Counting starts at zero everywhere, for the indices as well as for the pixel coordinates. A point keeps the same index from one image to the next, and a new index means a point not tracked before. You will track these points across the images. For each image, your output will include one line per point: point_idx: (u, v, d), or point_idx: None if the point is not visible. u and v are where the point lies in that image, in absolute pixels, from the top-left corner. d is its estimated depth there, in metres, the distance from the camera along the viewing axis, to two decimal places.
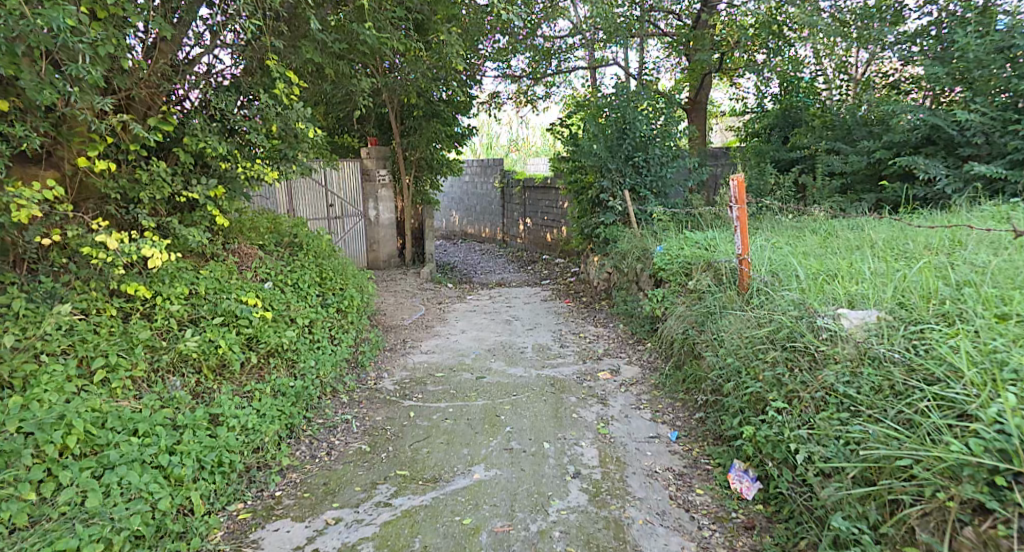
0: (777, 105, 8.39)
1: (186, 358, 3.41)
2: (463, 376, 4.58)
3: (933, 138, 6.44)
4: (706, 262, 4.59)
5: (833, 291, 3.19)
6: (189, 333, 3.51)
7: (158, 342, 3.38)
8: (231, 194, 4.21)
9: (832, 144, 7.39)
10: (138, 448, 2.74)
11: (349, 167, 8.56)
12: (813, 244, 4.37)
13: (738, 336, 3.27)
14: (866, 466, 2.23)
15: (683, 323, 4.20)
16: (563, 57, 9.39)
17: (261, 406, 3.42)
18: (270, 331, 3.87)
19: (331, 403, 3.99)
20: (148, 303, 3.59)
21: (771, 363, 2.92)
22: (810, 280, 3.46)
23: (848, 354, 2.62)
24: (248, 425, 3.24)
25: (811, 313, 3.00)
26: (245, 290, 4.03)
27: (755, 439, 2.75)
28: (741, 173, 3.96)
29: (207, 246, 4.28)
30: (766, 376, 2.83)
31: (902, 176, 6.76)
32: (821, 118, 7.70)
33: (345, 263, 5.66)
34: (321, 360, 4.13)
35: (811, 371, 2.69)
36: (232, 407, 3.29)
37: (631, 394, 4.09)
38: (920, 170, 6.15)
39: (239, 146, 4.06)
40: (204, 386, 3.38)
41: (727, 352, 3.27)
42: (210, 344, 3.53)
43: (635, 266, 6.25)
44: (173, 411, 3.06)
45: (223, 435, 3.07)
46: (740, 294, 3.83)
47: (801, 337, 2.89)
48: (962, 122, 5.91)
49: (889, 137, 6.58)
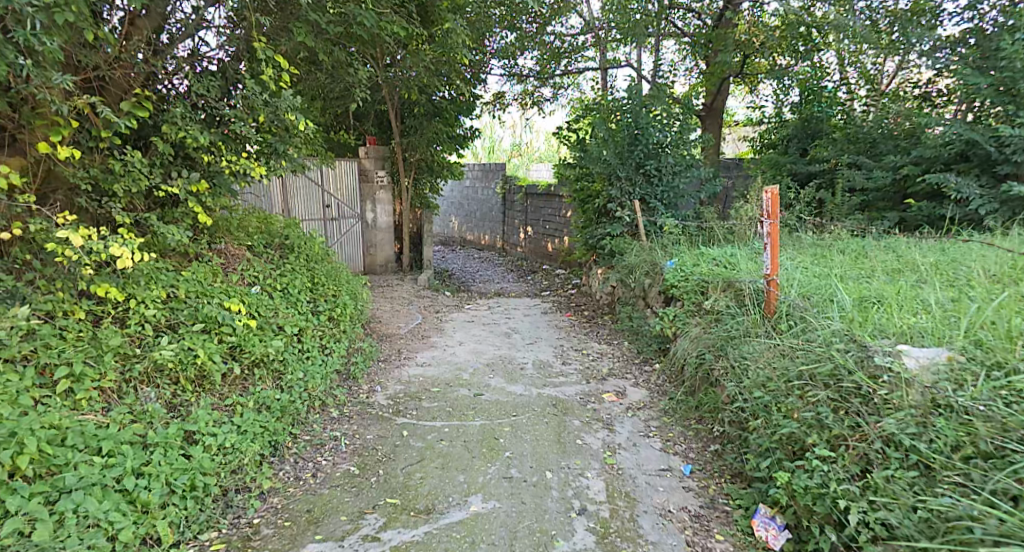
0: (797, 115, 8.20)
1: (162, 368, 3.07)
2: (460, 392, 4.29)
3: (967, 155, 6.29)
4: (726, 282, 4.30)
5: (881, 322, 2.91)
6: (166, 341, 3.16)
7: (131, 349, 3.04)
8: (216, 190, 3.90)
9: (856, 157, 7.25)
10: (100, 471, 2.43)
11: (345, 167, 8.26)
12: (845, 267, 4.12)
13: (768, 368, 2.98)
14: (954, 545, 1.95)
15: (699, 346, 3.93)
16: (570, 58, 9.17)
17: (241, 423, 3.09)
18: (254, 341, 3.51)
19: (318, 419, 3.68)
20: (121, 307, 3.24)
21: (810, 402, 2.64)
22: (850, 308, 3.19)
23: (914, 402, 2.34)
24: (226, 444, 2.92)
25: (860, 345, 2.72)
26: (229, 296, 3.69)
27: (789, 487, 2.44)
28: (776, 186, 3.67)
29: (191, 246, 3.97)
30: (804, 415, 2.55)
31: (930, 194, 6.68)
32: (844, 131, 7.52)
33: (338, 267, 5.37)
34: (310, 373, 3.83)
35: (866, 417, 2.40)
36: (211, 424, 2.98)
37: (639, 419, 3.79)
38: (951, 189, 6.06)
39: (225, 137, 3.79)
40: (180, 398, 3.04)
41: (754, 384, 2.98)
42: (189, 354, 3.17)
43: (643, 280, 6.00)
44: (144, 428, 2.74)
45: (198, 455, 2.75)
46: (764, 318, 3.60)
47: (848, 373, 2.61)
48: (1003, 138, 5.77)
49: (917, 152, 6.48)
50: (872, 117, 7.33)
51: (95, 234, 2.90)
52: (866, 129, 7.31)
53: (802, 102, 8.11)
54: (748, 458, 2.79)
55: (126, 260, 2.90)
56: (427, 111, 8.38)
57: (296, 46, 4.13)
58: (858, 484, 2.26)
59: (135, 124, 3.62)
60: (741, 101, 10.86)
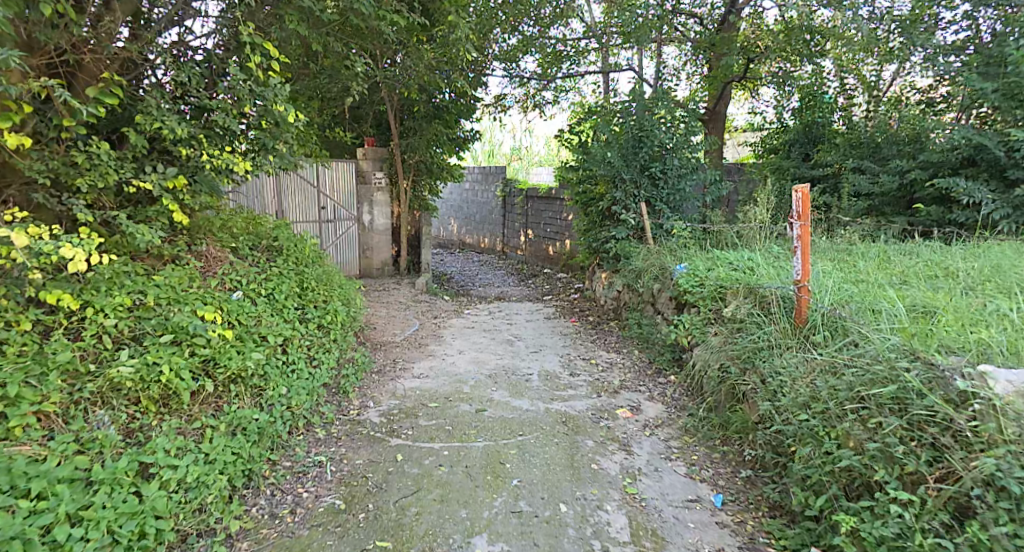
0: (797, 121, 7.91)
1: (118, 387, 2.69)
2: (461, 408, 3.96)
3: (974, 160, 6.09)
4: (748, 287, 3.94)
5: (945, 338, 2.58)
6: (125, 356, 2.79)
7: (82, 366, 2.68)
8: (194, 187, 3.54)
9: (859, 162, 7.06)
10: (21, 521, 2.05)
11: (342, 168, 7.95)
12: (879, 273, 3.81)
13: (811, 390, 2.67)
14: None
15: (721, 358, 3.60)
16: (574, 62, 8.79)
17: (209, 450, 2.73)
18: (228, 354, 3.13)
19: (302, 440, 3.35)
20: (75, 317, 2.89)
21: (872, 430, 2.32)
22: (898, 320, 2.86)
23: (1013, 436, 2.02)
24: (187, 479, 2.55)
25: (927, 364, 2.38)
26: (204, 303, 3.30)
27: (855, 535, 2.14)
28: (806, 183, 3.33)
29: (167, 248, 3.64)
30: (869, 447, 2.23)
31: (937, 200, 6.44)
32: (846, 135, 7.32)
33: (330, 271, 5.05)
34: (296, 388, 3.48)
35: (951, 454, 2.08)
36: (175, 450, 2.63)
37: (658, 439, 3.46)
38: (961, 193, 5.84)
39: (204, 128, 3.43)
40: (140, 423, 2.67)
41: (797, 407, 2.67)
42: (151, 370, 2.80)
43: (652, 285, 5.66)
44: (90, 461, 2.38)
45: (150, 495, 2.38)
46: (794, 328, 3.25)
47: (918, 396, 2.28)
48: (1014, 143, 5.58)
49: (924, 157, 6.28)
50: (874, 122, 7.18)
51: (45, 233, 2.54)
52: (867, 137, 7.11)
53: (800, 107, 7.83)
54: (792, 493, 2.50)
55: (79, 261, 2.57)
56: (427, 113, 8.09)
57: (286, 33, 3.81)
58: (953, 540, 1.95)
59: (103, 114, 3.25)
60: (744, 105, 10.63)
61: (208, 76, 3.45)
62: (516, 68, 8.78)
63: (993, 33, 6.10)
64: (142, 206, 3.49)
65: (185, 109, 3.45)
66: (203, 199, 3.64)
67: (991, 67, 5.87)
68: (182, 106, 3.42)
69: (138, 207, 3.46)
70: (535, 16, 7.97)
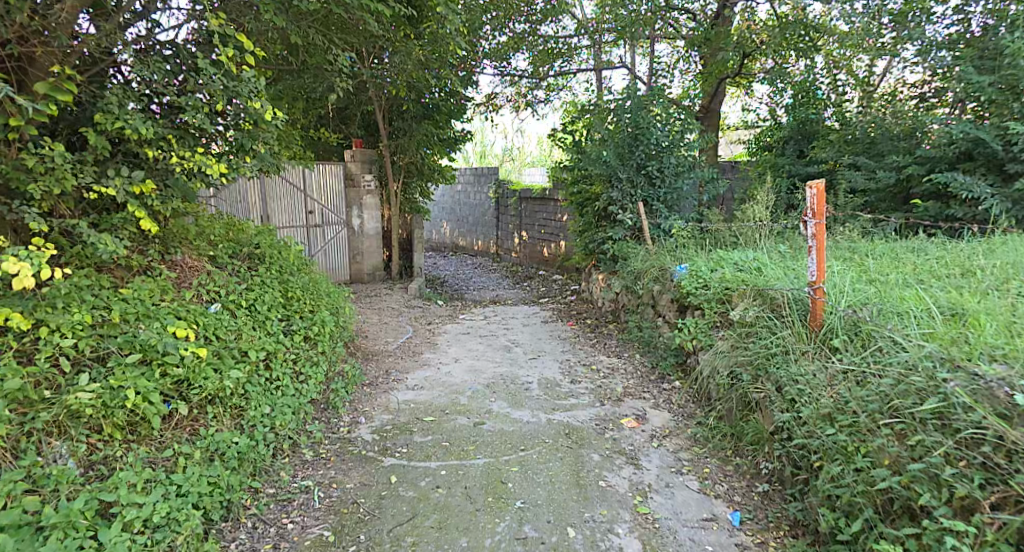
0: (791, 118, 7.99)
1: (77, 415, 2.50)
2: (458, 422, 3.79)
3: (972, 154, 5.92)
4: (756, 290, 3.74)
5: (986, 342, 2.40)
6: (86, 380, 2.60)
7: (34, 395, 2.46)
8: (165, 192, 3.36)
9: (854, 159, 6.97)
10: None
11: (331, 170, 7.74)
12: (895, 271, 3.65)
13: (832, 403, 2.51)
14: None
15: (730, 364, 3.41)
16: (566, 60, 8.60)
17: (182, 482, 2.54)
18: (203, 374, 2.97)
19: (287, 464, 3.16)
20: (28, 338, 2.65)
21: (912, 448, 2.15)
22: (926, 324, 2.68)
23: None
24: (154, 519, 2.34)
25: (969, 375, 2.20)
26: (176, 318, 3.15)
27: None
28: (821, 179, 3.11)
29: (136, 257, 3.46)
30: (910, 468, 2.06)
31: (934, 195, 6.34)
32: (840, 132, 7.22)
33: (318, 279, 4.86)
34: (279, 407, 3.34)
35: (1009, 476, 1.90)
36: (143, 484, 2.45)
37: (667, 451, 3.28)
38: (960, 187, 5.66)
39: (172, 128, 3.26)
40: (101, 454, 2.48)
41: (823, 420, 2.49)
42: (116, 394, 2.62)
43: (652, 287, 5.47)
44: (42, 504, 2.18)
45: (109, 540, 2.16)
46: (810, 333, 3.07)
47: (964, 411, 2.10)
48: (1010, 136, 5.42)
49: (921, 152, 6.14)
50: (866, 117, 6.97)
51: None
52: (861, 130, 7.00)
53: (793, 104, 7.89)
54: (820, 513, 2.32)
55: (25, 278, 2.38)
56: (416, 113, 7.90)
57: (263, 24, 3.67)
58: None
59: (58, 109, 3.07)
60: (735, 103, 10.55)
61: (177, 71, 3.23)
62: (507, 66, 8.59)
63: (982, 29, 5.93)
64: (107, 214, 3.30)
65: (155, 109, 3.26)
66: (175, 205, 3.47)
67: (986, 60, 5.73)
68: (151, 105, 3.22)
69: (102, 215, 3.27)
70: (527, 12, 7.84)
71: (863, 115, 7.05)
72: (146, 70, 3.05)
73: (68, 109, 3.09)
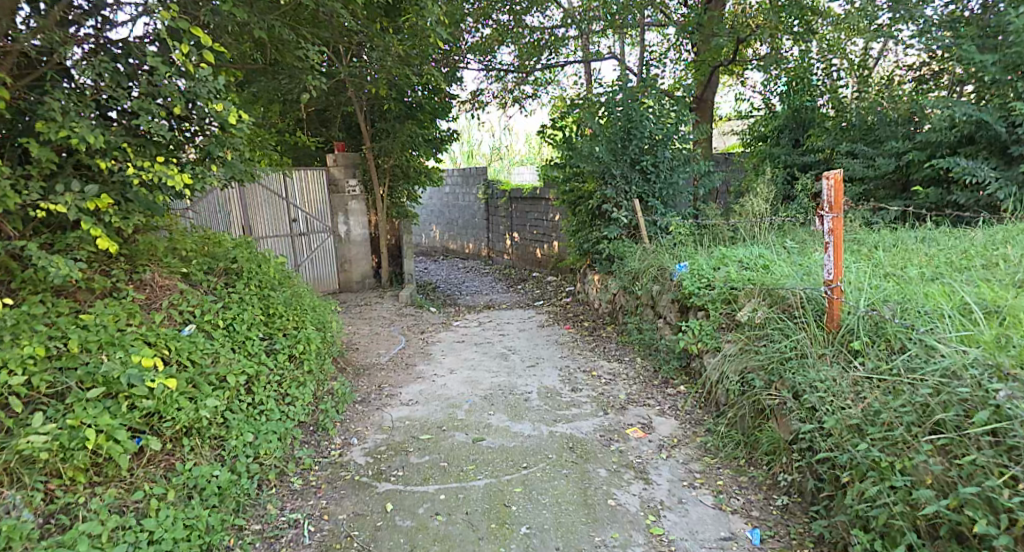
0: (785, 105, 7.84)
1: (31, 461, 2.49)
2: (455, 439, 3.61)
3: (974, 138, 5.83)
4: (764, 290, 3.58)
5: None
6: (40, 422, 2.58)
7: None
8: (124, 207, 3.27)
9: (852, 146, 6.87)
10: None
11: (313, 177, 7.55)
12: (911, 264, 3.50)
13: (864, 415, 2.33)
14: None
15: (741, 369, 3.24)
16: (553, 52, 8.46)
17: (154, 529, 2.53)
18: (175, 405, 2.98)
19: (275, 494, 3.10)
20: None
21: (959, 467, 1.98)
22: (962, 324, 2.50)
23: None
24: None
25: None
26: (141, 345, 3.07)
27: None
28: (838, 170, 2.95)
29: (98, 279, 3.32)
30: (963, 492, 1.89)
31: (934, 180, 6.23)
32: (835, 118, 7.27)
33: (303, 293, 4.67)
34: (262, 434, 3.30)
35: None
36: (109, 534, 2.44)
37: (677, 462, 3.09)
38: (965, 173, 5.51)
39: (127, 136, 3.18)
40: (61, 501, 2.50)
41: (852, 434, 2.32)
42: (74, 436, 2.60)
43: (651, 287, 5.29)
44: None
45: None
46: (827, 335, 2.90)
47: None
48: (1015, 118, 5.31)
49: (920, 137, 6.05)
50: (863, 103, 6.88)
51: None
52: (858, 118, 6.93)
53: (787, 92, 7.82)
54: (852, 534, 2.16)
55: None
56: (400, 113, 7.72)
57: (220, 17, 3.64)
58: None
59: (8, 119, 2.99)
60: (729, 94, 10.45)
61: (132, 73, 3.15)
62: (493, 61, 8.44)
63: (982, 7, 5.82)
64: (59, 233, 3.21)
65: (113, 117, 3.18)
66: (138, 220, 3.39)
67: (988, 38, 5.67)
68: (108, 112, 3.16)
69: (55, 234, 3.18)
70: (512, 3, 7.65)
71: (858, 102, 7.00)
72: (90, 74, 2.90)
73: (9, 124, 3.01)
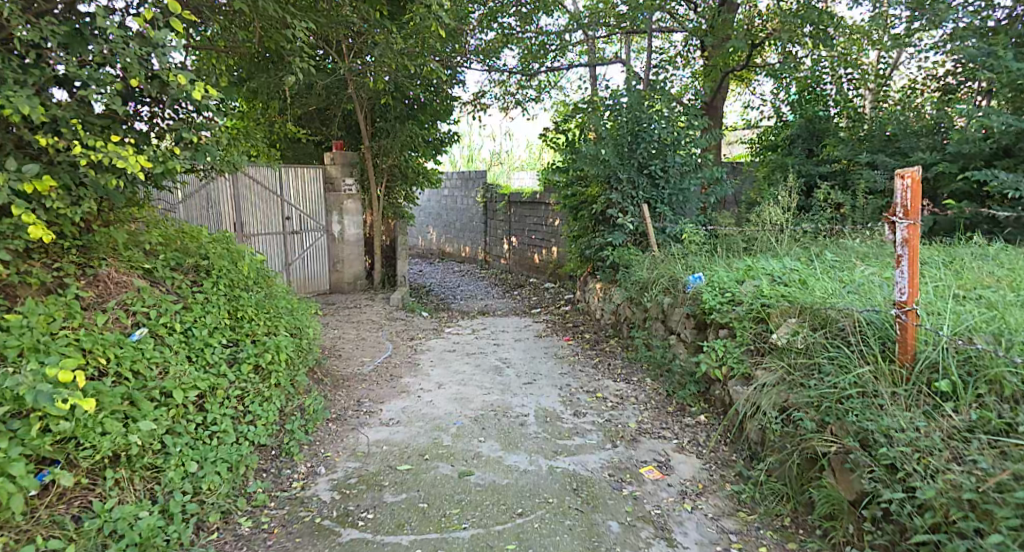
0: (797, 114, 7.29)
1: None
2: (440, 472, 3.06)
3: (1011, 151, 5.28)
4: (805, 308, 3.05)
5: None
6: None
7: None
8: (75, 191, 2.71)
9: (872, 157, 6.30)
10: None
11: (307, 170, 6.98)
12: (984, 287, 2.95)
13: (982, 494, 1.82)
14: None
15: (782, 405, 2.70)
16: (557, 55, 8.00)
17: None
18: (100, 429, 2.38)
19: (215, 542, 2.51)
20: None
21: None
22: None
23: None
24: None
25: None
26: (67, 353, 2.48)
27: None
28: (916, 167, 2.41)
29: (36, 271, 2.74)
30: None
31: (968, 194, 5.68)
32: (851, 131, 6.79)
33: (276, 293, 4.10)
34: (213, 464, 2.73)
35: None
36: None
37: (705, 517, 2.55)
38: (1008, 188, 4.94)
39: (85, 113, 2.67)
40: None
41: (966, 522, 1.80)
42: None
43: (661, 299, 4.72)
44: None
45: None
46: (899, 369, 2.37)
47: None
48: None
49: (952, 149, 5.44)
50: (880, 120, 6.44)
51: None
52: (879, 127, 6.45)
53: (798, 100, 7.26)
54: None
55: None
56: (400, 112, 7.21)
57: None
58: None
59: None
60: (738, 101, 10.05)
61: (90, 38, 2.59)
62: (495, 64, 7.94)
63: (1008, 17, 5.31)
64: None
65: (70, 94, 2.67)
66: (91, 207, 2.81)
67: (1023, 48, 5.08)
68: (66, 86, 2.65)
69: None
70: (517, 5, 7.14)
71: (879, 113, 6.58)
72: (29, 30, 2.38)
73: None
